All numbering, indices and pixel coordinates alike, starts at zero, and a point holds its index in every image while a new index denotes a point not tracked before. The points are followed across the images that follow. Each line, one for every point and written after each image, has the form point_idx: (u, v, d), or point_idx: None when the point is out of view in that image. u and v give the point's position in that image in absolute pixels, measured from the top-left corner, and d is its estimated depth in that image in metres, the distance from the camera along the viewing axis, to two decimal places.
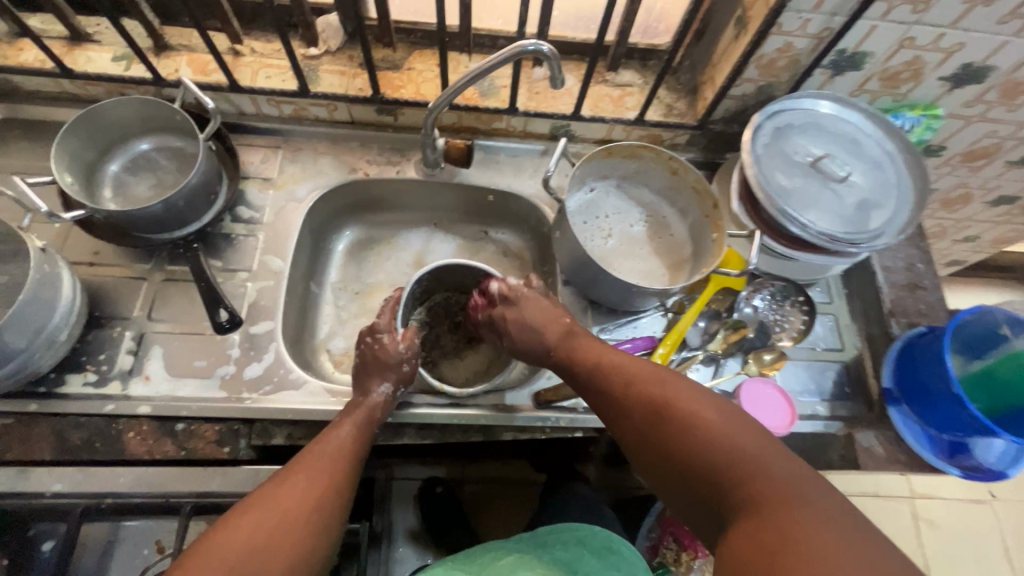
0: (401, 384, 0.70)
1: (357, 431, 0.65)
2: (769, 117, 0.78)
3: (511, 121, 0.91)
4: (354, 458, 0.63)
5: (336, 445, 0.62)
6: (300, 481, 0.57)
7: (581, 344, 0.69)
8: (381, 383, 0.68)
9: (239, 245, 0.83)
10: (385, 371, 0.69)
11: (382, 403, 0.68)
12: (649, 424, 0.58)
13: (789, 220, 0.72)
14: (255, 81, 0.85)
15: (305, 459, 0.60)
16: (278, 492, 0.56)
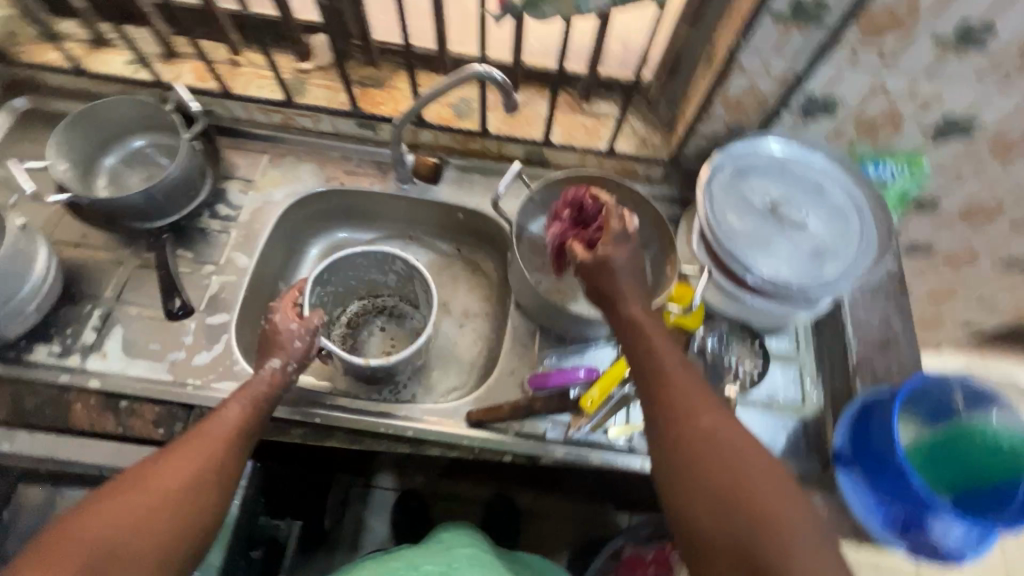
0: (293, 362, 0.70)
1: (247, 409, 0.63)
2: (729, 157, 0.77)
3: (484, 142, 0.93)
4: (244, 435, 0.61)
5: (221, 425, 0.60)
6: (174, 461, 0.55)
7: (658, 337, 0.61)
8: (272, 358, 0.69)
9: (212, 240, 0.88)
10: (278, 347, 0.70)
11: (269, 376, 0.67)
12: (702, 443, 0.54)
13: (736, 262, 0.70)
14: (247, 89, 0.92)
15: (183, 443, 0.57)
16: (149, 471, 0.54)
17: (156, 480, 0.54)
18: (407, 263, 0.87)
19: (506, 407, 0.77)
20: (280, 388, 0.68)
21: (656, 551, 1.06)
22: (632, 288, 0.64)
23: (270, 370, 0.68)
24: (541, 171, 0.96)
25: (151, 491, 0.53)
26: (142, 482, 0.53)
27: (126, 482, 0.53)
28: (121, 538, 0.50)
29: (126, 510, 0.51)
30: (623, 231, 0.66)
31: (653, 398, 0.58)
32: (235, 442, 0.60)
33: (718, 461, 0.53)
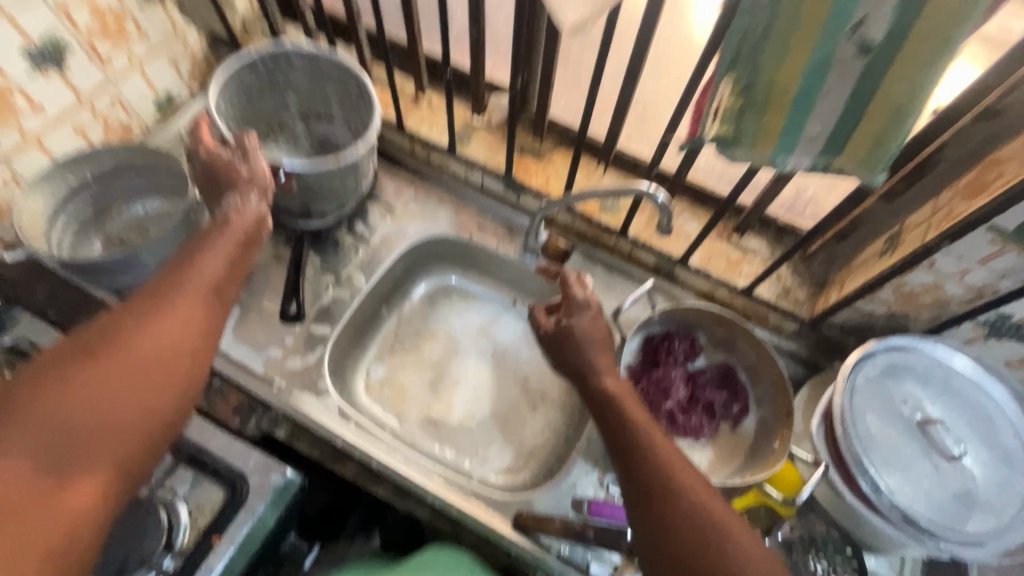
0: (255, 191, 0.70)
1: (224, 259, 0.63)
2: (885, 349, 0.69)
3: (618, 240, 0.91)
4: (222, 284, 0.62)
5: (202, 278, 0.60)
6: (164, 304, 0.56)
7: (631, 404, 0.68)
8: (229, 195, 0.69)
9: (341, 253, 0.93)
10: (234, 185, 0.70)
11: (237, 210, 0.68)
12: (680, 504, 0.58)
13: (862, 475, 0.62)
14: (418, 127, 0.97)
15: (164, 295, 0.57)
16: (142, 312, 0.55)
17: (155, 323, 0.54)
18: (328, 59, 0.85)
19: (557, 522, 0.72)
20: (255, 229, 0.69)
21: None
22: (585, 350, 0.73)
23: (232, 207, 0.68)
24: (666, 285, 0.93)
25: (145, 337, 0.53)
26: (133, 330, 0.53)
27: (113, 333, 0.53)
28: (127, 376, 0.51)
29: (124, 357, 0.51)
30: (582, 300, 0.76)
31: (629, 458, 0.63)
32: (218, 294, 0.61)
33: (689, 513, 0.58)
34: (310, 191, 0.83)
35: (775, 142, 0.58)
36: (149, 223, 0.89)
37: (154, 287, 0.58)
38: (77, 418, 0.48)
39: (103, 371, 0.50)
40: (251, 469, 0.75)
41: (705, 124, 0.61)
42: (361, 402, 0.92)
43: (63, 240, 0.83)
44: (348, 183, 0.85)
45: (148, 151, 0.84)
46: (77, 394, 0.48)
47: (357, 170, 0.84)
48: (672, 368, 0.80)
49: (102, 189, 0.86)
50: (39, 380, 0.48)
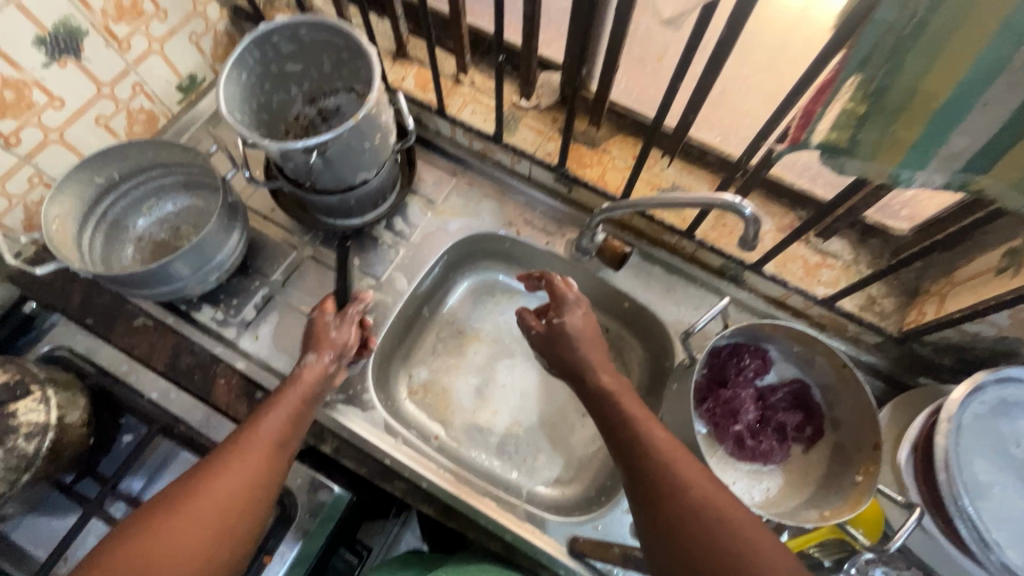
0: (331, 353, 0.70)
1: (291, 409, 0.64)
2: (998, 382, 0.60)
3: (681, 241, 0.83)
4: (286, 446, 0.62)
5: (269, 427, 0.61)
6: (237, 463, 0.58)
7: (629, 402, 0.62)
8: (314, 354, 0.69)
9: (381, 252, 0.87)
10: (315, 346, 0.70)
11: (314, 376, 0.67)
12: (682, 501, 0.52)
13: (969, 531, 0.56)
14: (460, 111, 0.88)
15: (235, 445, 0.59)
16: (218, 472, 0.57)
17: (223, 486, 0.56)
18: (313, 27, 0.71)
19: (616, 550, 0.68)
20: (322, 384, 0.68)
21: None
22: (585, 351, 0.67)
23: (303, 366, 0.68)
24: (733, 290, 0.85)
25: (220, 484, 0.56)
26: (207, 480, 0.56)
27: (188, 484, 0.56)
28: (188, 535, 0.53)
29: (201, 503, 0.55)
30: (571, 297, 0.71)
31: (631, 457, 0.57)
32: (285, 444, 0.62)
33: (693, 510, 0.51)
34: (335, 164, 0.69)
35: (900, 156, 0.49)
36: (180, 223, 0.85)
37: (229, 439, 0.60)
38: (144, 570, 0.50)
39: (170, 530, 0.53)
40: (298, 486, 0.72)
41: (812, 128, 0.51)
42: (405, 409, 0.88)
43: (94, 245, 0.79)
44: (374, 145, 0.70)
45: (175, 150, 0.79)
46: (149, 549, 0.51)
47: (381, 124, 0.69)
48: (741, 388, 0.74)
49: (128, 188, 0.81)
50: (137, 522, 0.53)
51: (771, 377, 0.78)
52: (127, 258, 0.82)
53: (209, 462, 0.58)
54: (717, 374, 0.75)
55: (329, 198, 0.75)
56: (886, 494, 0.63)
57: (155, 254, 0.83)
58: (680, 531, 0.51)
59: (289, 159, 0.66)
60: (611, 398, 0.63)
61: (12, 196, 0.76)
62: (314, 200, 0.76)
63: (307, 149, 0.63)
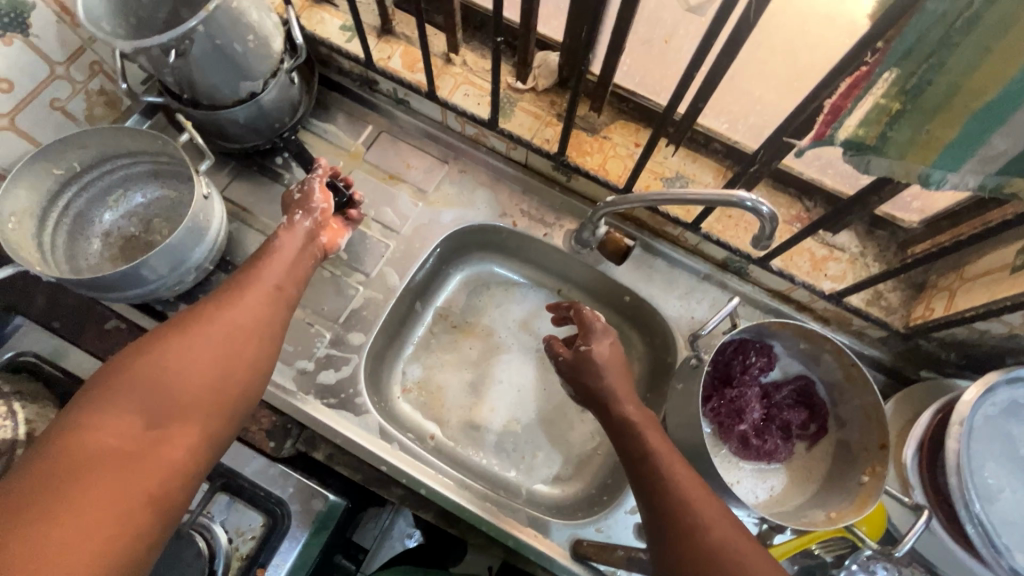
0: (308, 211, 0.69)
1: (291, 254, 0.66)
2: (1009, 383, 0.60)
3: (685, 233, 0.80)
4: (286, 294, 0.63)
5: (270, 269, 0.63)
6: (244, 298, 0.59)
7: (653, 434, 0.60)
8: (298, 215, 0.68)
9: (370, 246, 0.82)
10: (296, 207, 0.69)
11: (303, 232, 0.68)
12: (700, 543, 0.50)
13: (979, 534, 0.55)
14: (452, 94, 0.83)
15: (240, 284, 0.60)
16: (225, 305, 0.57)
17: (233, 314, 0.57)
18: None
19: (620, 553, 0.67)
20: (308, 244, 0.68)
21: None
22: (613, 381, 0.64)
23: (281, 226, 0.67)
24: (737, 283, 0.82)
25: (229, 313, 0.57)
26: (213, 312, 0.56)
27: (196, 316, 0.56)
28: (211, 351, 0.54)
29: (210, 330, 0.55)
30: (599, 326, 0.68)
31: (649, 492, 0.55)
32: (286, 286, 0.63)
33: (711, 553, 0.49)
34: (213, 63, 0.66)
35: (934, 156, 0.45)
36: (151, 214, 0.78)
37: (224, 286, 0.61)
38: (168, 385, 0.50)
39: (190, 346, 0.53)
40: (291, 496, 0.69)
41: (839, 123, 0.47)
42: (399, 408, 0.85)
43: (56, 242, 0.73)
44: (252, 47, 0.68)
45: (139, 137, 0.72)
46: (167, 365, 0.51)
47: (251, 23, 0.66)
48: (748, 387, 0.72)
49: (91, 179, 0.75)
50: (138, 351, 0.52)
51: (774, 374, 0.76)
52: (92, 254, 0.75)
53: (210, 300, 0.58)
54: (722, 372, 0.73)
55: (239, 113, 0.75)
56: (893, 496, 0.62)
57: (124, 250, 0.77)
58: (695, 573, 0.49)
59: (158, 68, 0.66)
60: (633, 431, 0.60)
61: None
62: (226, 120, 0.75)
63: (164, 48, 0.61)
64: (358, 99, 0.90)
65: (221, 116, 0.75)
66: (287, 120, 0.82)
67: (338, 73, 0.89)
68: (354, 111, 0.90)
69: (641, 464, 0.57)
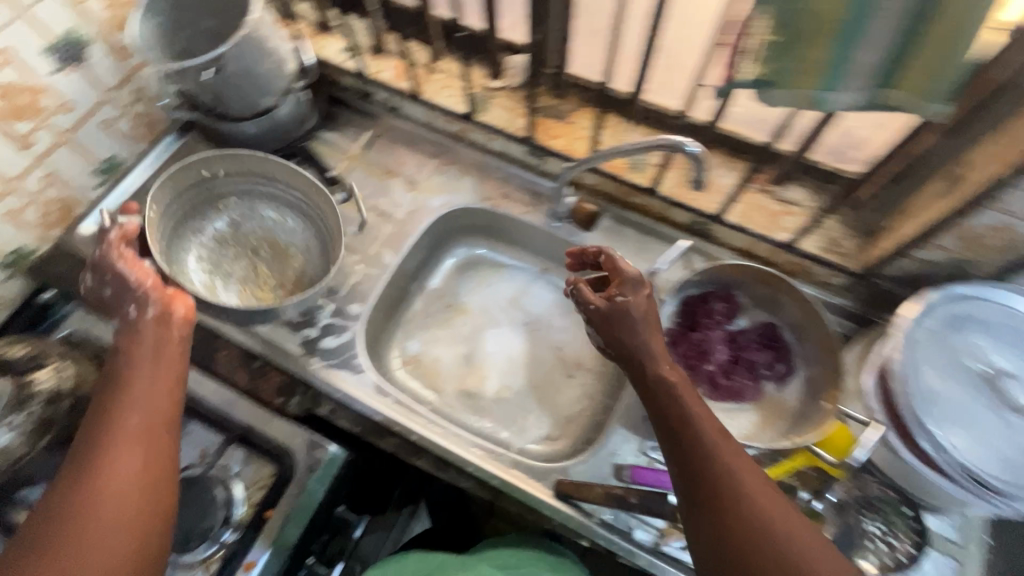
0: (133, 303, 0.67)
1: (131, 356, 0.64)
2: (948, 301, 0.64)
3: (649, 200, 0.88)
4: (162, 412, 0.62)
5: (117, 391, 0.62)
6: (123, 443, 0.58)
7: (690, 396, 0.62)
8: (130, 308, 0.66)
9: (368, 231, 0.93)
10: (124, 294, 0.67)
11: (155, 318, 0.66)
12: (750, 514, 0.55)
13: (925, 438, 0.58)
14: (435, 96, 0.95)
15: (96, 421, 0.60)
16: (106, 461, 0.57)
17: (118, 468, 0.57)
18: None
19: (598, 489, 0.72)
20: (158, 331, 0.66)
21: None
22: (644, 333, 0.65)
23: (127, 321, 0.66)
24: (703, 243, 0.89)
25: (116, 468, 0.57)
26: (100, 476, 0.56)
27: (78, 482, 0.56)
28: (97, 511, 0.55)
29: (103, 498, 0.56)
30: (636, 277, 0.67)
31: (689, 471, 0.58)
32: (159, 401, 0.62)
33: (759, 530, 0.54)
34: (241, 79, 0.81)
35: (818, 77, 0.53)
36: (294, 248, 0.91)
37: (97, 420, 0.60)
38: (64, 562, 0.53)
39: (84, 521, 0.54)
40: (296, 446, 0.76)
41: (741, 67, 0.55)
42: (397, 378, 0.93)
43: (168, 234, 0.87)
44: (270, 69, 0.84)
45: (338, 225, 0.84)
46: (74, 555, 0.53)
47: (270, 49, 0.82)
48: (710, 331, 0.78)
49: (225, 186, 0.89)
50: (37, 542, 0.54)
51: (743, 323, 0.80)
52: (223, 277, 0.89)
53: (91, 455, 0.58)
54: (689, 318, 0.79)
55: (252, 126, 0.90)
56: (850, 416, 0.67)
57: (230, 245, 0.92)
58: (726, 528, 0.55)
59: (194, 85, 0.80)
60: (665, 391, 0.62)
61: (28, 194, 0.83)
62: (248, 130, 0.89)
63: (202, 68, 0.76)
64: (357, 110, 1.03)
65: (237, 127, 0.90)
66: (297, 129, 0.95)
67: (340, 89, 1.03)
68: (354, 121, 1.03)
69: (675, 438, 0.60)
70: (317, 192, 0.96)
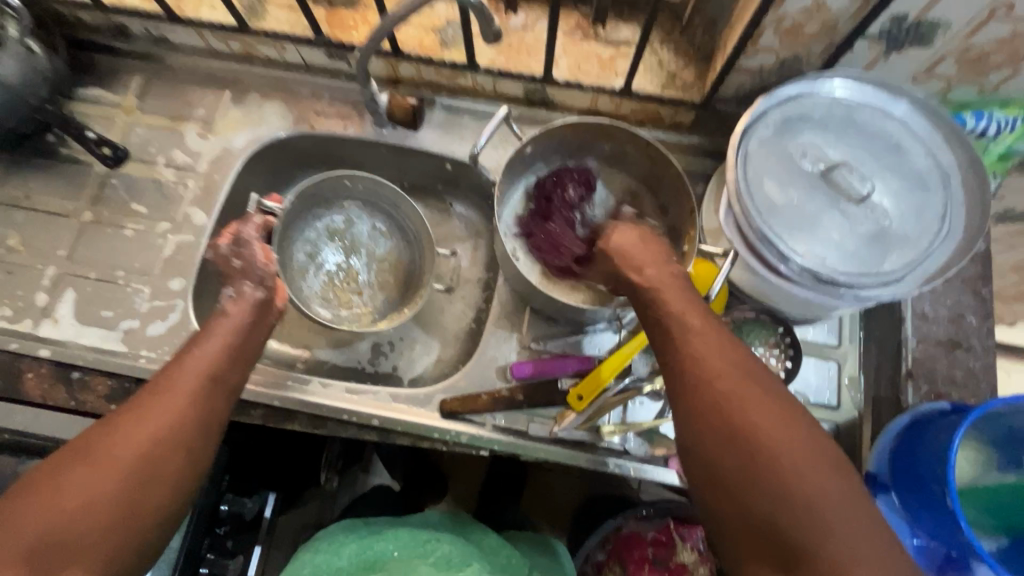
0: (250, 281, 0.64)
1: (220, 351, 0.57)
2: (778, 104, 0.59)
3: (475, 79, 0.78)
4: (224, 388, 0.56)
5: (190, 370, 0.54)
6: (158, 411, 0.51)
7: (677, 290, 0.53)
8: (242, 284, 0.63)
9: (169, 193, 0.79)
10: (240, 275, 0.65)
11: (248, 303, 0.62)
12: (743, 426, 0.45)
13: (773, 253, 0.55)
14: (198, 12, 0.78)
15: (153, 393, 0.52)
16: (120, 424, 0.50)
17: (138, 430, 0.50)
18: None
19: (484, 397, 0.69)
20: (256, 314, 0.63)
21: (656, 531, 1.01)
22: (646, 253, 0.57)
23: (228, 298, 0.62)
24: (546, 113, 0.80)
25: (124, 431, 0.50)
26: (110, 431, 0.50)
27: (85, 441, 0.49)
28: (105, 464, 0.48)
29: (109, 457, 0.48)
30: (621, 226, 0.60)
31: (680, 371, 0.49)
32: (222, 376, 0.56)
33: (752, 448, 0.44)
34: None
35: None
36: (373, 259, 0.85)
37: (148, 393, 0.53)
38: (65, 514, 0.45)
39: (78, 476, 0.47)
40: None
41: None
42: None
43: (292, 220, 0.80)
44: None
45: (428, 246, 0.81)
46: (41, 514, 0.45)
47: None
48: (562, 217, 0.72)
49: (345, 196, 0.83)
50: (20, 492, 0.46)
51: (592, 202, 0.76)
52: (351, 295, 0.83)
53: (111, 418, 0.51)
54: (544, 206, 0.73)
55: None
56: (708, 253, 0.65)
57: (333, 248, 0.84)
58: (717, 434, 0.46)
59: None
60: (653, 295, 0.53)
61: None
62: None
63: None
64: (118, 53, 0.85)
65: None
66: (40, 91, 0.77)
67: (86, 31, 0.84)
68: (117, 67, 0.84)
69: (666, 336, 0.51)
70: (94, 162, 0.80)
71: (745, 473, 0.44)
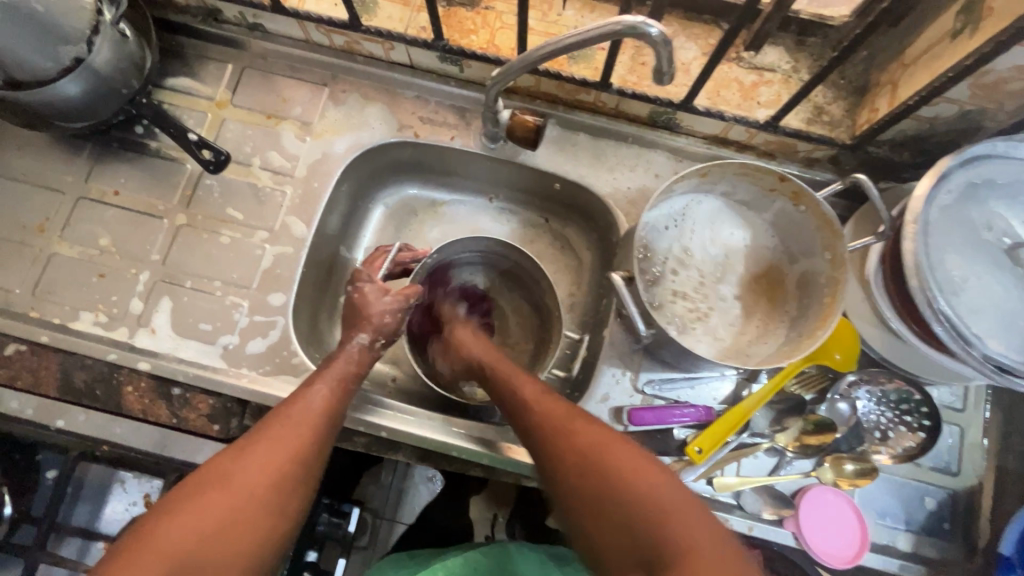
0: (379, 337, 0.65)
1: (336, 390, 0.57)
2: (964, 166, 0.54)
3: (600, 96, 0.72)
4: (331, 420, 0.55)
5: (313, 405, 0.55)
6: (275, 443, 0.50)
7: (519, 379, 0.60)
8: (358, 334, 0.63)
9: (264, 199, 0.74)
10: (362, 322, 0.64)
11: (358, 352, 0.62)
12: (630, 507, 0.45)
13: (950, 333, 0.51)
14: (303, 2, 0.72)
15: (277, 422, 0.52)
16: (243, 452, 0.49)
17: (259, 459, 0.49)
18: None
19: None
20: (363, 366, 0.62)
21: None
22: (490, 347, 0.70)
23: (362, 346, 0.63)
24: (669, 137, 0.75)
25: (247, 460, 0.49)
26: (231, 458, 0.49)
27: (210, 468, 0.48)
28: (240, 484, 0.47)
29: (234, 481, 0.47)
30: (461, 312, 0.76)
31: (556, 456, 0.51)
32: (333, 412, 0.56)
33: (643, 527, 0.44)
34: None
35: None
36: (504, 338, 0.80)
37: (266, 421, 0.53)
38: (217, 529, 0.45)
39: (210, 498, 0.46)
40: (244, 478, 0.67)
41: None
42: None
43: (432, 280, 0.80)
44: None
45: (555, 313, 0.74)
46: (173, 535, 0.44)
47: None
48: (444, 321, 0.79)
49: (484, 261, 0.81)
50: (156, 512, 0.46)
51: (708, 246, 0.72)
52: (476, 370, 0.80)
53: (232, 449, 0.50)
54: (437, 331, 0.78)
55: (69, 86, 0.64)
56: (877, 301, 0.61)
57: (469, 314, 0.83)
58: (597, 497, 0.47)
59: None
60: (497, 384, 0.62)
61: None
62: (62, 97, 0.65)
63: None
64: (205, 37, 0.78)
65: None
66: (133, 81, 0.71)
67: (174, 11, 0.77)
68: (207, 53, 0.78)
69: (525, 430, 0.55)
70: (185, 159, 0.75)
71: (634, 545, 0.44)
